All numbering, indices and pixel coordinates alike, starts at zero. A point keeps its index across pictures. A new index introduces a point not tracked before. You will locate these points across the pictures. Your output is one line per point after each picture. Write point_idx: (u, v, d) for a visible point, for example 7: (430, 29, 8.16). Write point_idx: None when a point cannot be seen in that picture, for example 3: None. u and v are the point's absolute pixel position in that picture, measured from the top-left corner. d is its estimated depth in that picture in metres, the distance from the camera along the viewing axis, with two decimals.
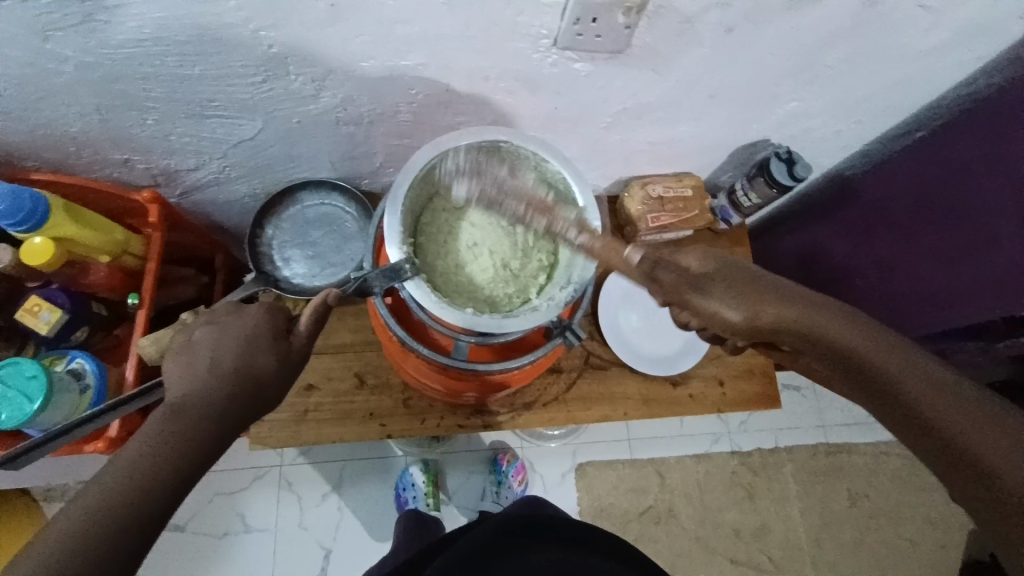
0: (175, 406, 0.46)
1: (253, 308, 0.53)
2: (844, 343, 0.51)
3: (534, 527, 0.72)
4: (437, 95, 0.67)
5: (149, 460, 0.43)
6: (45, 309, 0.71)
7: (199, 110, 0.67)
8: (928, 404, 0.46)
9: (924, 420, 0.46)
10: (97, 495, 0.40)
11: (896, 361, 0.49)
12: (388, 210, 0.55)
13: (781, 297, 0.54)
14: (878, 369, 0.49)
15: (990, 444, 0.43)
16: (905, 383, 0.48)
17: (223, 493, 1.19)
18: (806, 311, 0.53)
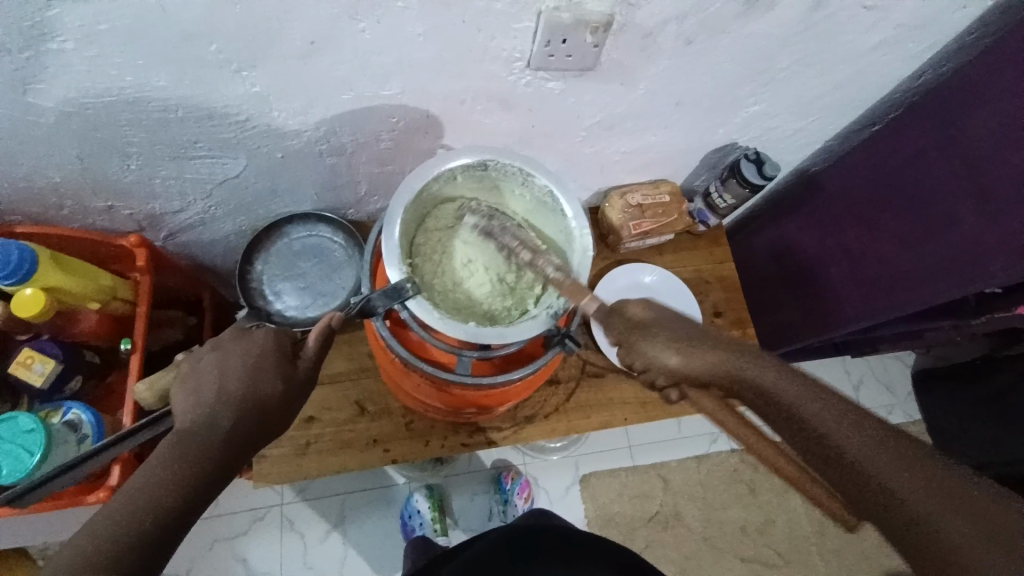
0: (180, 434, 0.46)
1: (259, 331, 0.53)
2: (808, 419, 0.51)
3: (533, 538, 0.72)
4: (418, 122, 0.70)
5: (157, 489, 0.44)
6: (38, 361, 0.71)
7: (183, 152, 0.68)
8: (894, 484, 0.47)
9: (889, 501, 0.47)
10: (105, 523, 0.42)
11: (864, 434, 0.49)
12: (385, 233, 0.57)
13: (739, 360, 0.54)
14: (845, 447, 0.49)
15: (958, 529, 0.44)
16: (875, 465, 0.48)
17: (223, 538, 1.16)
18: (761, 378, 0.53)
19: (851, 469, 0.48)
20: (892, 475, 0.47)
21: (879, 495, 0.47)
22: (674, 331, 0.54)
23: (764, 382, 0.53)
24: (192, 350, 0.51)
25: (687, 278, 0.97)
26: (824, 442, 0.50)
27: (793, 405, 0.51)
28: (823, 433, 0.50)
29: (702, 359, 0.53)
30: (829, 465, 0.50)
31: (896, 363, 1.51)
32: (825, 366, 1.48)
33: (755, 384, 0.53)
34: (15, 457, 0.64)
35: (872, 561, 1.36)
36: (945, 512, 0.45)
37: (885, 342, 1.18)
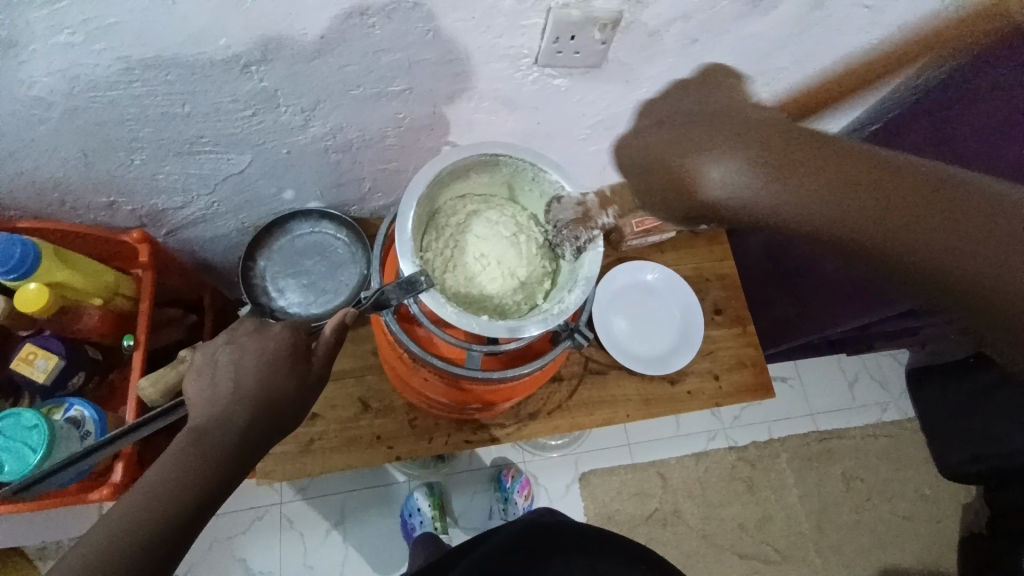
0: (197, 430, 0.46)
1: (276, 327, 0.52)
2: (877, 222, 0.53)
3: (552, 539, 0.72)
4: (424, 119, 0.70)
5: (171, 490, 0.44)
6: (41, 357, 0.70)
7: (189, 147, 0.67)
8: (952, 255, 0.51)
9: (947, 269, 0.52)
10: (118, 524, 0.41)
11: (965, 219, 0.51)
12: (398, 227, 0.57)
13: (800, 172, 0.54)
14: (909, 237, 0.52)
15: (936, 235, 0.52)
16: (953, 247, 0.51)
17: (221, 538, 1.15)
18: (855, 187, 0.53)
19: (907, 255, 0.52)
20: (959, 245, 0.51)
21: (924, 270, 0.52)
22: (810, 159, 0.55)
23: (792, 203, 0.54)
24: (207, 342, 0.52)
25: (687, 276, 0.98)
26: (869, 238, 0.53)
27: (873, 207, 0.53)
28: (892, 230, 0.52)
29: (757, 177, 0.55)
30: (889, 256, 0.53)
31: (891, 360, 1.52)
32: (821, 364, 1.49)
33: (840, 202, 0.53)
34: (20, 456, 0.63)
35: (868, 556, 1.37)
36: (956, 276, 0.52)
37: (879, 338, 1.20)
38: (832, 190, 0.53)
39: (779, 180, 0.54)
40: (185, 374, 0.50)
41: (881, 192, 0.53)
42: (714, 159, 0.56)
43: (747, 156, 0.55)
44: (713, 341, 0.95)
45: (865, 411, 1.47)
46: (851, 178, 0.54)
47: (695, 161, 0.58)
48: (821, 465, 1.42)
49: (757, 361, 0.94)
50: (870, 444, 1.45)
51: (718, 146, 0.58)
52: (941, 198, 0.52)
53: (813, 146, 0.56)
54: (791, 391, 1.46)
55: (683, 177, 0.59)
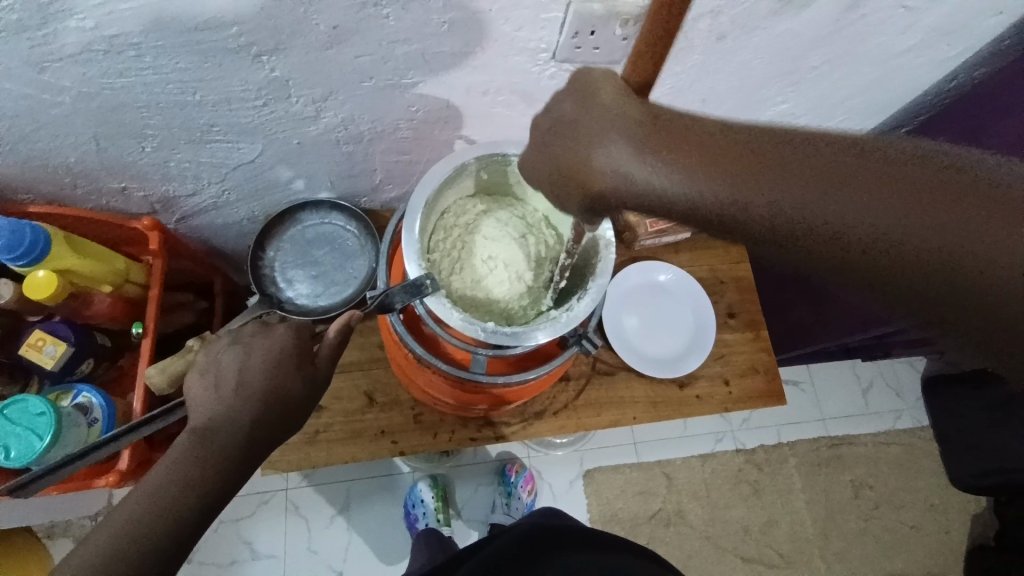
0: (200, 431, 0.46)
1: (280, 328, 0.51)
2: (759, 202, 0.44)
3: (554, 537, 0.72)
4: (437, 112, 0.68)
5: (174, 493, 0.43)
6: (49, 343, 0.71)
7: (201, 135, 0.67)
8: (892, 227, 0.42)
9: (874, 244, 0.42)
10: (122, 527, 0.41)
11: (900, 185, 0.42)
12: (405, 227, 0.56)
13: (672, 147, 0.45)
14: (819, 211, 0.43)
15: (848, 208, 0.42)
16: (874, 216, 0.42)
17: (228, 520, 1.17)
18: (738, 163, 0.44)
19: (823, 230, 0.43)
20: (869, 219, 0.42)
21: (852, 246, 0.42)
22: (673, 134, 0.46)
23: (685, 174, 0.45)
24: (212, 342, 0.51)
25: (702, 277, 0.96)
26: (759, 216, 0.44)
27: (745, 186, 0.44)
28: (797, 204, 0.43)
29: (647, 156, 0.45)
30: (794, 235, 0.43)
31: (908, 368, 1.49)
32: (836, 369, 1.46)
33: (719, 177, 0.44)
34: (28, 442, 0.64)
35: (873, 565, 1.36)
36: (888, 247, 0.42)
37: (898, 346, 1.17)
38: (716, 170, 0.44)
39: (657, 151, 0.45)
40: (189, 372, 0.50)
41: (744, 166, 0.44)
42: (599, 137, 0.46)
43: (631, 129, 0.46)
44: (725, 345, 0.93)
45: (879, 419, 1.44)
46: (740, 157, 0.44)
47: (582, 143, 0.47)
48: (830, 471, 1.40)
49: (770, 368, 0.92)
50: (882, 452, 1.43)
51: (590, 126, 0.46)
52: (824, 172, 0.43)
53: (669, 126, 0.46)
54: (803, 396, 1.44)
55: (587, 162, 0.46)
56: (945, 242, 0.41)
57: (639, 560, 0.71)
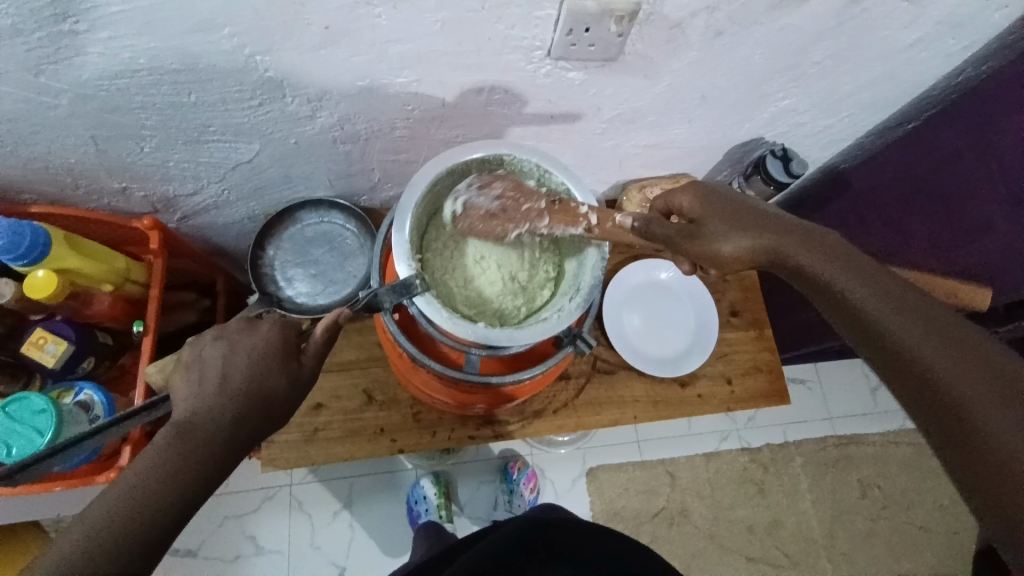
0: (182, 426, 0.46)
1: (265, 326, 0.52)
2: (902, 326, 0.49)
3: (553, 541, 0.67)
4: (433, 110, 0.68)
5: (155, 486, 0.43)
6: (50, 342, 0.72)
7: (197, 135, 0.67)
8: (997, 407, 0.45)
9: (981, 440, 0.45)
10: (103, 519, 0.41)
11: (985, 374, 0.46)
12: (396, 226, 0.57)
13: (814, 247, 0.54)
14: (964, 381, 0.46)
15: (958, 377, 0.46)
16: (1011, 431, 0.44)
17: (233, 515, 1.18)
18: (907, 303, 0.50)
19: (937, 384, 0.47)
20: (997, 417, 0.44)
21: (981, 434, 0.45)
22: (822, 246, 0.54)
23: (856, 279, 0.52)
24: (195, 338, 0.51)
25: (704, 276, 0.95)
26: (905, 344, 0.48)
27: (893, 314, 0.49)
28: (932, 355, 0.47)
29: (827, 260, 0.53)
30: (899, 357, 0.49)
31: None
32: (842, 367, 1.44)
33: (873, 296, 0.51)
34: (27, 438, 0.65)
35: (881, 567, 1.34)
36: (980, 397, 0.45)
37: None
38: (867, 278, 0.52)
39: (836, 254, 0.53)
40: (174, 370, 0.49)
41: (896, 303, 0.50)
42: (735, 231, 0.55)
43: (808, 243, 0.54)
44: (728, 344, 0.92)
45: (887, 418, 1.42)
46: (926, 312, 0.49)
47: (764, 234, 0.55)
48: (836, 471, 1.38)
49: (772, 367, 0.91)
50: (890, 452, 1.41)
51: (777, 219, 0.56)
52: (997, 371, 0.46)
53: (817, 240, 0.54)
54: (810, 394, 1.42)
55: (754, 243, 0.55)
56: (1018, 441, 0.44)
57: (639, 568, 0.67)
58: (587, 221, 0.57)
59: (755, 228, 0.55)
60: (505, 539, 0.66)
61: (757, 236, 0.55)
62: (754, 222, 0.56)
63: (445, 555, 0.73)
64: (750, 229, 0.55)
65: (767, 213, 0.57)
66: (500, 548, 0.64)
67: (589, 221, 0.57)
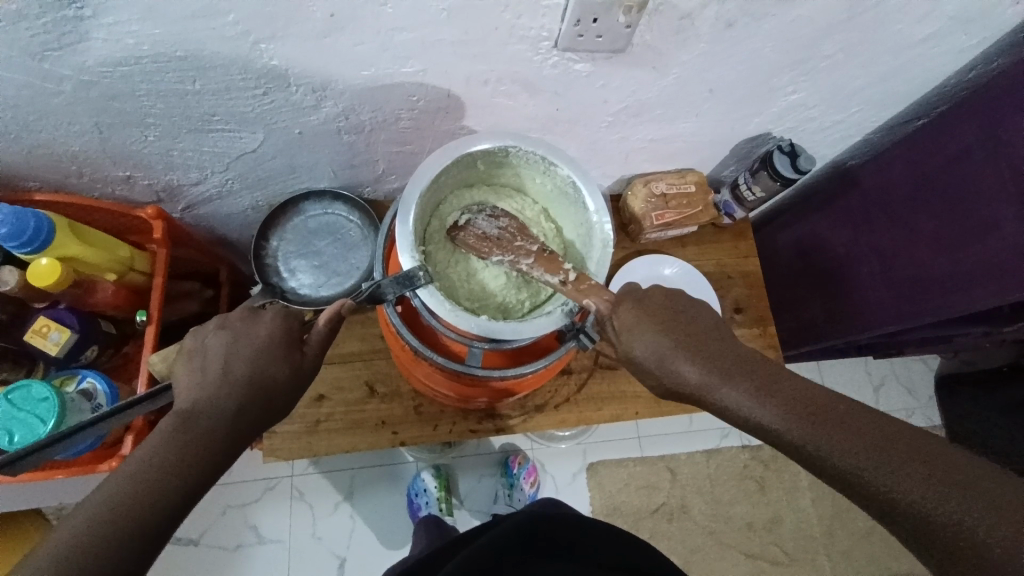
0: (184, 415, 0.45)
1: (268, 317, 0.52)
2: (813, 433, 0.48)
3: (554, 541, 0.66)
4: (439, 101, 0.67)
5: (157, 473, 0.42)
6: (54, 330, 0.72)
7: (201, 124, 0.66)
8: (922, 493, 0.45)
9: (924, 524, 0.45)
10: (104, 505, 0.40)
11: (896, 459, 0.46)
12: (399, 218, 0.56)
13: (711, 358, 0.53)
14: (879, 472, 0.46)
15: (876, 469, 0.46)
16: (936, 508, 0.44)
17: (234, 505, 1.19)
18: (796, 400, 0.50)
19: (864, 483, 0.46)
20: (965, 515, 0.44)
21: (922, 522, 0.45)
22: (718, 356, 0.54)
23: (749, 393, 0.51)
24: (197, 327, 0.51)
25: (708, 271, 0.95)
26: (847, 465, 0.47)
27: (831, 441, 0.48)
28: (843, 454, 0.47)
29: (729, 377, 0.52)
30: (818, 465, 0.48)
31: (920, 366, 1.45)
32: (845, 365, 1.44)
33: (767, 407, 0.50)
34: (30, 425, 0.65)
35: (880, 565, 1.34)
36: (915, 488, 0.45)
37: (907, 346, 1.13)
38: (792, 401, 0.50)
39: (737, 371, 0.52)
40: (175, 359, 0.49)
41: (789, 402, 0.50)
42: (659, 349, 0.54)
43: (725, 364, 0.53)
44: None
45: None
46: (821, 402, 0.50)
47: (681, 356, 0.54)
48: None
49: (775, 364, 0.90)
50: None
51: (686, 326, 0.56)
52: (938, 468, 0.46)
53: (709, 349, 0.54)
54: None
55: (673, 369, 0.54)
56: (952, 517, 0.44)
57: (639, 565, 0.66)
58: (568, 274, 0.57)
59: (668, 343, 0.54)
60: (502, 532, 0.65)
61: (668, 353, 0.54)
62: (664, 332, 0.55)
63: (445, 551, 0.72)
64: (661, 342, 0.54)
65: (681, 319, 0.56)
66: (499, 546, 0.63)
67: (568, 275, 0.57)
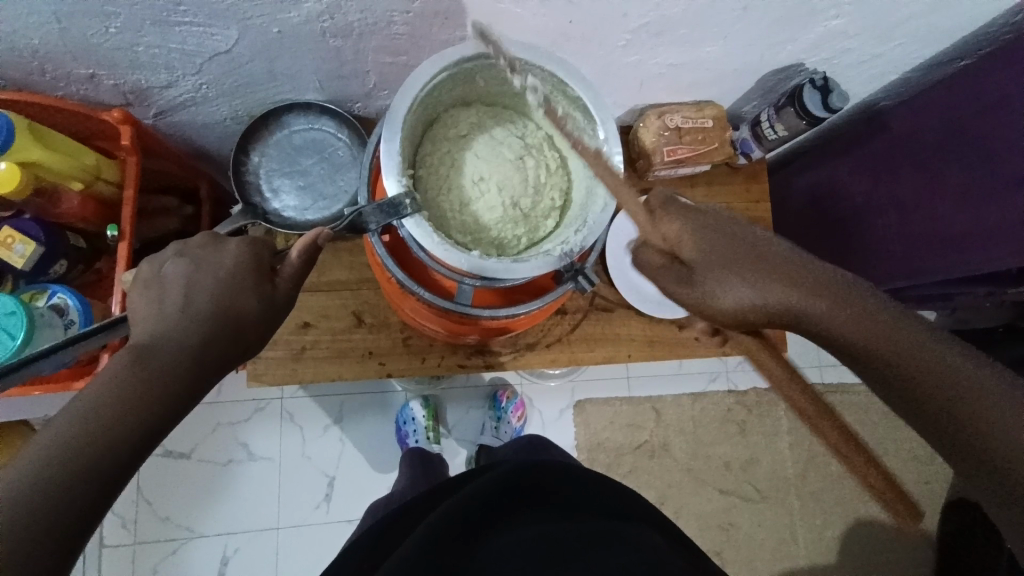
0: (140, 348, 0.42)
1: (232, 245, 0.49)
2: (830, 321, 0.48)
3: (539, 489, 0.66)
4: (437, 5, 0.59)
5: (111, 411, 0.40)
6: (19, 242, 0.68)
7: (167, 16, 0.58)
8: (928, 381, 0.46)
9: (934, 411, 0.46)
10: (51, 447, 0.37)
11: (913, 347, 0.47)
12: (384, 138, 0.51)
13: (749, 261, 0.50)
14: (895, 365, 0.47)
15: (890, 365, 0.47)
16: (960, 396, 0.45)
17: (224, 423, 1.20)
18: (848, 305, 0.48)
19: (879, 370, 0.47)
20: (967, 403, 0.45)
21: (930, 406, 0.46)
22: (765, 256, 0.51)
23: (785, 293, 0.49)
24: (153, 254, 0.48)
25: None
26: (848, 340, 0.48)
27: (829, 323, 0.48)
28: (887, 349, 0.47)
29: (760, 281, 0.49)
30: (869, 367, 0.47)
31: None
32: None
33: (796, 296, 0.49)
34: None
35: (846, 507, 1.40)
36: (928, 378, 0.46)
37: (906, 303, 1.11)
38: (813, 297, 0.48)
39: (774, 270, 0.50)
40: (131, 286, 0.46)
41: (819, 292, 0.49)
42: (727, 268, 0.50)
43: (774, 270, 0.50)
44: None
45: None
46: (843, 302, 0.48)
47: (717, 269, 0.51)
48: None
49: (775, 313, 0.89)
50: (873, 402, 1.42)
51: (726, 243, 0.52)
52: (934, 359, 0.46)
53: (761, 248, 0.51)
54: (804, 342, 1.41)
55: (708, 289, 0.51)
56: (952, 403, 0.45)
57: (625, 506, 0.66)
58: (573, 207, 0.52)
59: (717, 262, 0.51)
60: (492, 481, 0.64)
61: (697, 256, 0.52)
62: (719, 252, 0.51)
63: (431, 493, 0.72)
64: (706, 257, 0.51)
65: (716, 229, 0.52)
66: (482, 498, 0.62)
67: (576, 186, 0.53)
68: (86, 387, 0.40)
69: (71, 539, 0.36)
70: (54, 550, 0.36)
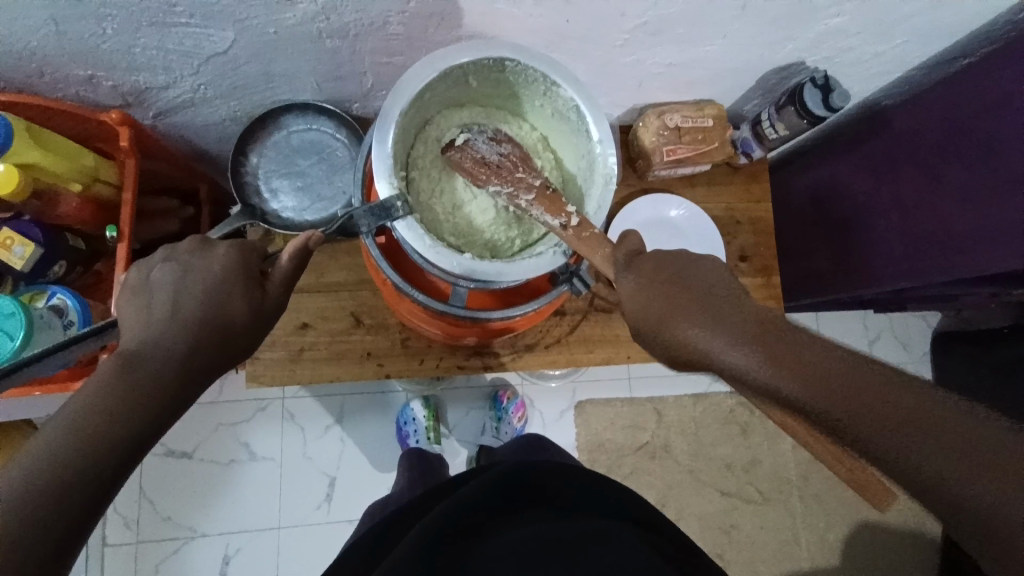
0: (128, 355, 0.43)
1: (221, 250, 0.49)
2: (796, 387, 0.43)
3: (537, 490, 0.65)
4: (433, 5, 0.58)
5: (100, 417, 0.40)
6: (17, 244, 0.68)
7: (163, 17, 0.58)
8: (918, 453, 0.39)
9: (935, 487, 0.38)
10: (40, 455, 0.37)
11: (900, 407, 0.40)
12: (376, 140, 0.50)
13: (701, 314, 0.48)
14: (877, 434, 0.40)
15: (872, 434, 0.40)
16: (964, 473, 0.38)
17: (225, 423, 1.21)
18: (818, 363, 0.43)
19: (862, 442, 0.41)
20: (969, 478, 0.37)
21: (929, 484, 0.38)
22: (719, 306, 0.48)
23: (744, 349, 0.45)
24: (142, 259, 0.48)
25: (716, 216, 0.90)
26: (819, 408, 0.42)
27: (798, 387, 0.43)
28: (864, 418, 0.40)
29: (713, 331, 0.47)
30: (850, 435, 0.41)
31: (919, 323, 1.42)
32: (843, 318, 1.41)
33: (754, 355, 0.45)
34: None
35: (849, 509, 1.39)
36: (922, 447, 0.39)
37: (909, 303, 1.10)
38: (775, 358, 0.44)
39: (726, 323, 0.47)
40: (120, 292, 0.47)
41: (784, 350, 0.45)
42: (679, 317, 0.48)
43: (734, 326, 0.47)
44: None
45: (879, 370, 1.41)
46: (811, 359, 0.44)
47: (676, 317, 0.48)
48: None
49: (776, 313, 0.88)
50: None
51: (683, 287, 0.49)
52: (930, 420, 0.39)
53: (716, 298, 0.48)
54: None
55: (674, 338, 0.49)
56: (952, 477, 0.38)
57: (624, 506, 0.65)
58: (570, 218, 0.52)
59: (669, 314, 0.49)
60: (488, 482, 0.64)
61: (653, 303, 0.49)
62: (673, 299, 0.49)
63: (428, 495, 0.72)
64: (661, 301, 0.49)
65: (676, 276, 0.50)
66: (478, 500, 0.62)
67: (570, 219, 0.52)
68: (78, 391, 0.40)
69: (62, 545, 0.37)
70: (46, 557, 0.36)
